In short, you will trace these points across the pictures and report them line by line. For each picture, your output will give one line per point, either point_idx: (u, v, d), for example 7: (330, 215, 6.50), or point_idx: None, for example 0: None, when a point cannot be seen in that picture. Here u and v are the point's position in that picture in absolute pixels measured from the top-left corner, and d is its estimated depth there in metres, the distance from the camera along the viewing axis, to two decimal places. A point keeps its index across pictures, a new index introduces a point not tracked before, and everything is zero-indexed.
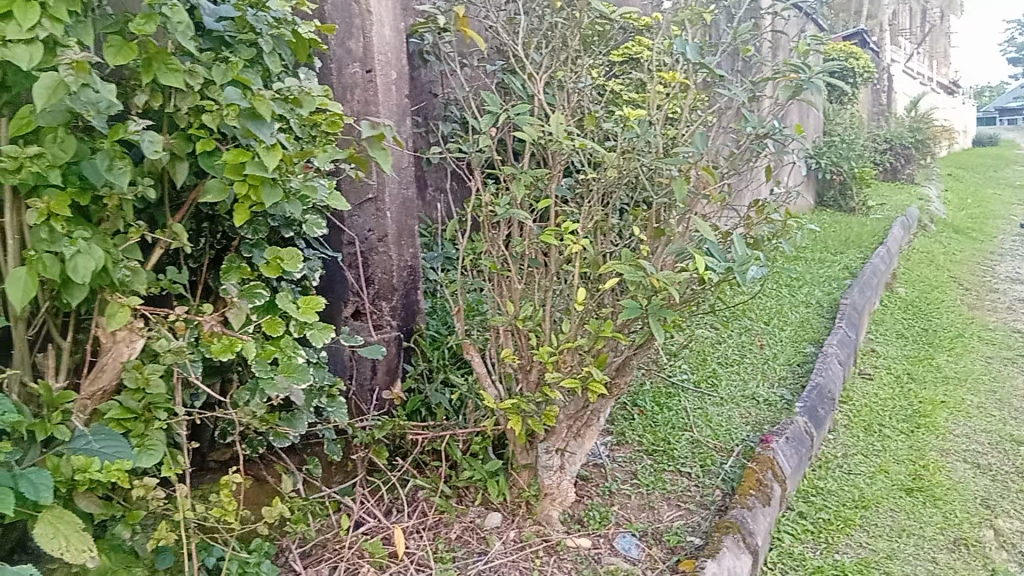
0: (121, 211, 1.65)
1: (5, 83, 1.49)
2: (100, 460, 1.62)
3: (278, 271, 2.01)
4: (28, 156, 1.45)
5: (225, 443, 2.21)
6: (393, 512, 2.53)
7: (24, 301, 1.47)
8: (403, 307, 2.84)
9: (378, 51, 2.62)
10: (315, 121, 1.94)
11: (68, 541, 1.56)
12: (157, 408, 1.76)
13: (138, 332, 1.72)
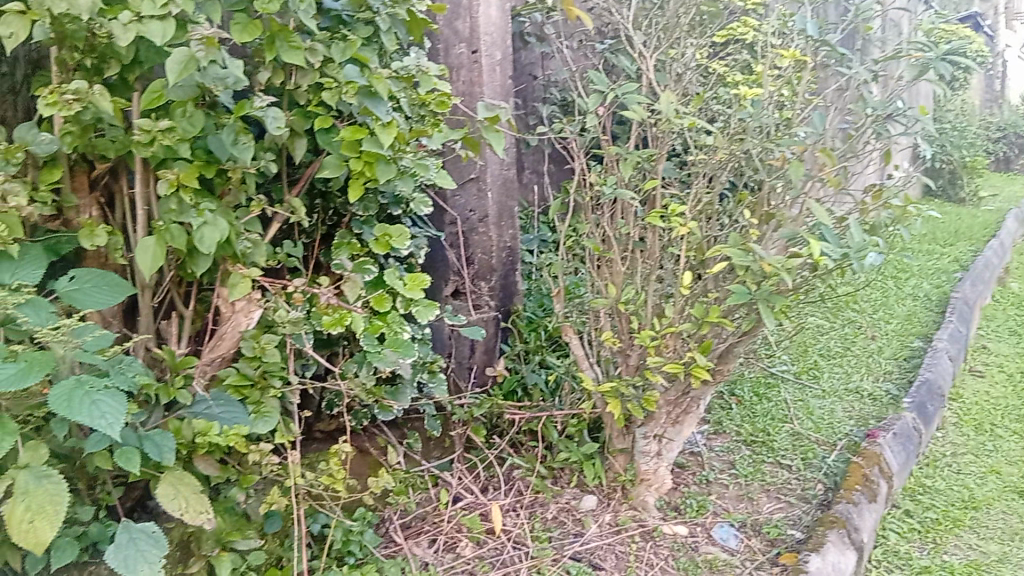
0: (244, 185, 1.70)
1: (138, 59, 1.55)
2: (220, 425, 1.69)
3: (387, 248, 2.04)
4: (160, 130, 1.51)
5: (331, 414, 2.27)
6: (490, 489, 2.55)
7: (154, 268, 1.53)
8: (500, 287, 2.86)
9: (484, 32, 2.62)
10: (425, 102, 1.92)
11: (187, 503, 1.62)
12: (272, 376, 1.84)
13: (255, 303, 1.78)
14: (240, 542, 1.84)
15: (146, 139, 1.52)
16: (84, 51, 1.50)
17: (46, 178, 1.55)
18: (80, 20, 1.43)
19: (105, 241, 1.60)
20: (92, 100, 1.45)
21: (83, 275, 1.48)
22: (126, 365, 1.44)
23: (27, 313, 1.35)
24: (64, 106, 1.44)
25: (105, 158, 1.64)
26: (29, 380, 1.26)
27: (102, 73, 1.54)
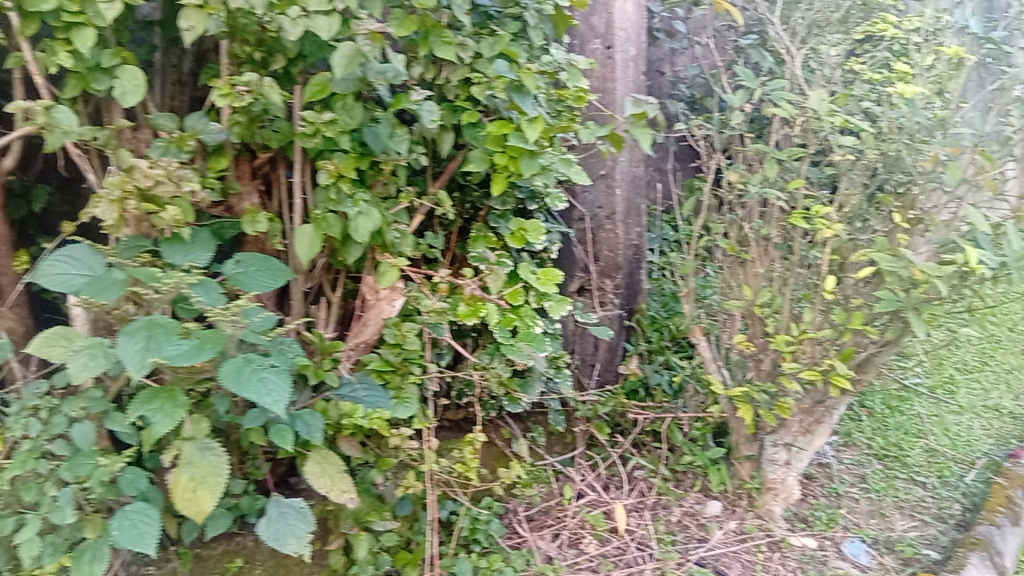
0: (394, 177, 1.76)
1: (302, 53, 1.60)
2: (364, 408, 1.77)
3: (522, 242, 2.06)
4: (323, 122, 1.55)
5: (460, 403, 2.31)
6: (612, 488, 2.54)
7: (311, 254, 1.60)
8: (626, 285, 2.82)
9: (619, 27, 2.59)
10: (562, 97, 1.92)
11: (333, 481, 1.69)
12: (412, 362, 1.90)
13: (399, 291, 1.86)
14: (376, 523, 1.88)
15: (310, 131, 1.56)
16: (253, 44, 1.57)
17: (215, 165, 1.63)
18: (252, 14, 1.48)
19: (265, 228, 1.67)
20: (261, 91, 1.51)
21: (248, 259, 1.56)
22: (286, 347, 1.49)
23: (201, 292, 1.43)
24: (236, 97, 1.50)
25: (267, 146, 1.71)
26: (201, 357, 1.33)
27: (268, 65, 1.60)
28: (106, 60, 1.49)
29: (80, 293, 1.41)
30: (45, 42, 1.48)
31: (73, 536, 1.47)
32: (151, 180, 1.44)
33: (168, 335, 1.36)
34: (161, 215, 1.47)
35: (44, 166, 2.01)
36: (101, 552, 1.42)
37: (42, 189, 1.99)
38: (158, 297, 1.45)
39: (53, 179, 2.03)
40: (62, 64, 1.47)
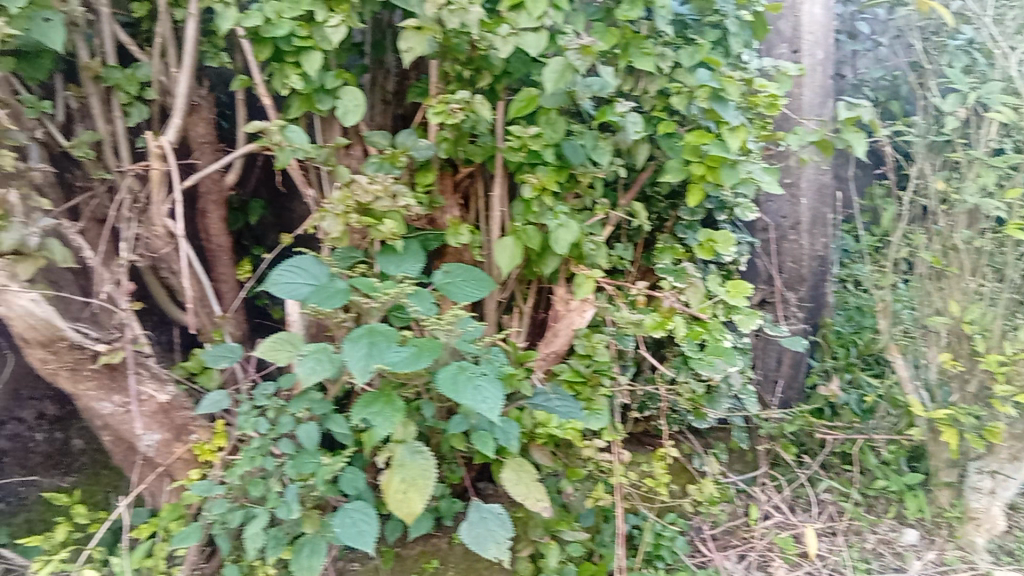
0: (592, 189, 1.76)
1: (508, 70, 1.64)
2: (558, 418, 1.77)
3: (711, 254, 1.94)
4: (530, 136, 1.57)
5: (644, 418, 2.26)
6: (799, 510, 2.44)
7: (511, 265, 1.64)
8: (811, 297, 2.64)
9: (807, 31, 2.47)
10: (754, 104, 1.78)
11: (528, 489, 1.71)
12: (603, 374, 1.88)
13: (589, 301, 1.83)
14: (567, 532, 1.88)
15: (518, 145, 1.59)
16: (463, 63, 1.62)
17: (421, 180, 1.71)
18: (464, 34, 1.53)
19: (468, 239, 1.72)
20: (473, 108, 1.56)
21: (455, 270, 1.62)
22: (494, 356, 1.53)
23: (416, 301, 1.49)
24: (449, 114, 1.56)
25: (469, 161, 1.77)
26: (419, 365, 1.40)
27: (476, 82, 1.65)
28: (330, 81, 1.57)
29: (306, 302, 1.50)
30: (276, 66, 1.58)
31: (293, 531, 1.56)
32: (371, 196, 1.52)
33: (388, 343, 1.44)
34: (379, 228, 1.55)
35: (259, 181, 2.16)
36: (319, 548, 1.50)
37: (257, 202, 2.14)
38: (377, 306, 1.54)
39: (266, 193, 2.18)
40: (290, 86, 1.57)
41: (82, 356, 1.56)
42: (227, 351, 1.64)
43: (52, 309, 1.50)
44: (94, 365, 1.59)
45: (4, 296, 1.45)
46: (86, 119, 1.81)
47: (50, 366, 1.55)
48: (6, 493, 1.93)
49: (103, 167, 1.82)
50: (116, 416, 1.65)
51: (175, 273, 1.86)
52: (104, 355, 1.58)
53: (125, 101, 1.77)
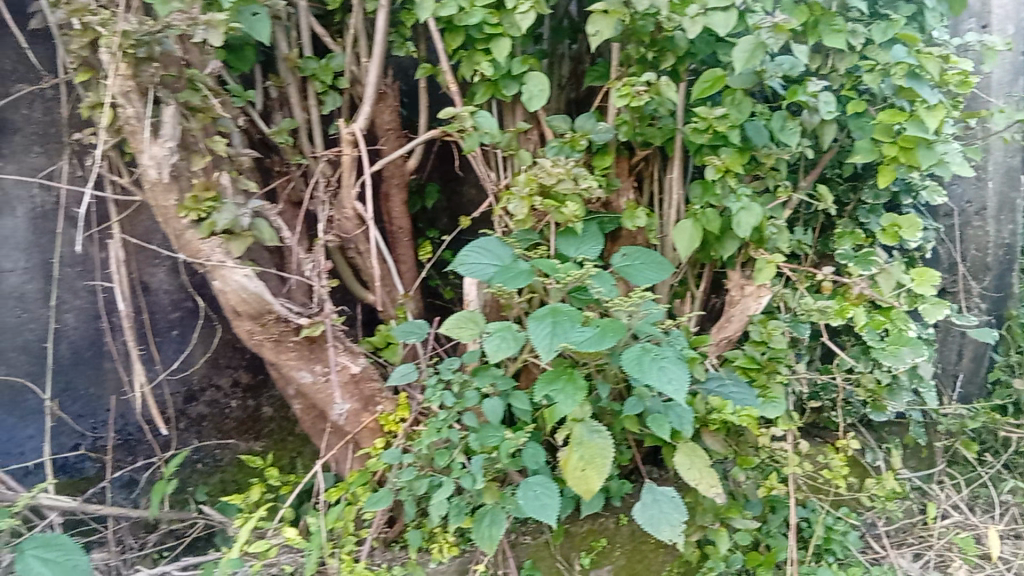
0: (775, 171, 1.72)
1: (692, 51, 1.63)
2: (734, 405, 1.75)
3: (896, 240, 1.85)
4: (715, 117, 1.57)
5: (813, 408, 2.18)
6: (981, 511, 2.30)
7: (691, 250, 1.65)
8: (995, 286, 2.44)
9: (998, 4, 2.21)
10: (945, 83, 1.64)
11: (702, 474, 1.70)
12: (780, 361, 1.84)
13: (764, 287, 1.80)
14: (737, 520, 1.84)
15: (703, 126, 1.60)
16: (646, 44, 1.62)
17: (599, 164, 1.72)
18: (651, 16, 1.53)
19: (644, 222, 1.72)
20: (659, 90, 1.57)
21: (633, 253, 1.62)
22: (676, 340, 1.52)
23: (598, 282, 1.52)
24: (635, 96, 1.57)
25: (647, 145, 1.77)
26: (605, 345, 1.42)
27: (658, 64, 1.65)
28: (516, 67, 1.61)
29: (492, 282, 1.55)
30: (466, 53, 1.63)
31: (476, 500, 1.63)
32: (554, 178, 1.56)
33: (573, 322, 1.46)
34: (561, 210, 1.57)
35: (435, 166, 2.24)
36: (499, 519, 1.56)
37: (432, 186, 2.22)
38: (560, 287, 1.56)
39: (441, 177, 2.26)
40: (479, 71, 1.62)
41: (286, 329, 1.67)
42: (415, 326, 1.71)
43: (263, 286, 1.63)
44: (297, 338, 1.70)
45: (222, 272, 1.60)
46: (283, 107, 1.93)
47: (256, 337, 1.68)
48: (205, 454, 2.12)
49: (299, 152, 1.93)
50: (315, 384, 1.77)
51: (361, 253, 1.97)
52: (305, 329, 1.68)
53: (320, 89, 1.88)
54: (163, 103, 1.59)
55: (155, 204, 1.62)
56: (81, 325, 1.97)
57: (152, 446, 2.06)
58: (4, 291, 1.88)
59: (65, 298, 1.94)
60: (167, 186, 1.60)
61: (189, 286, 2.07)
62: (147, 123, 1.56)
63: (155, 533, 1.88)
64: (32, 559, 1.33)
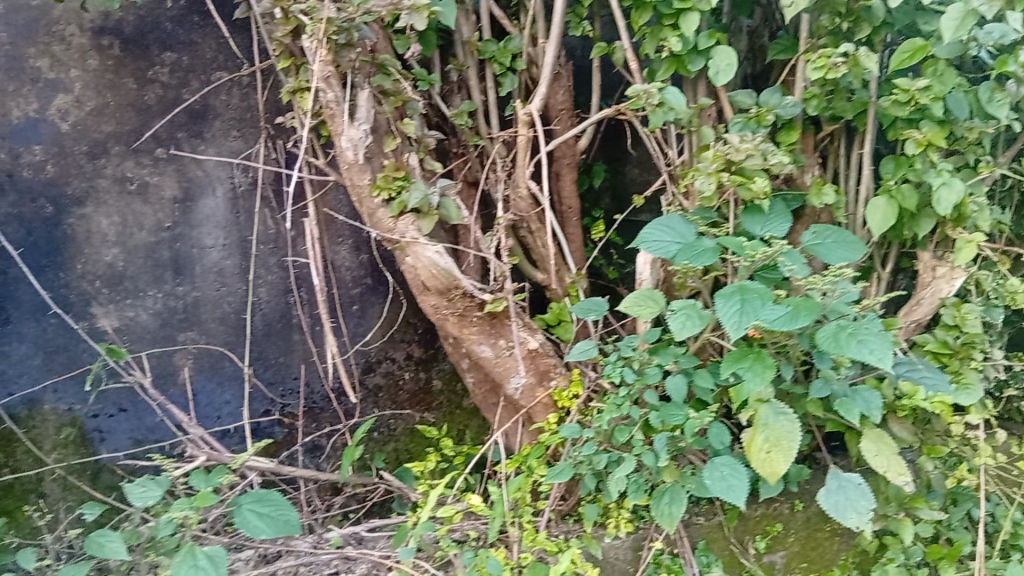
0: (977, 145, 1.64)
1: (889, 21, 1.60)
2: (925, 391, 1.68)
3: None
4: (919, 88, 1.52)
5: (1003, 397, 2.06)
6: None
7: (883, 228, 1.61)
8: None
9: None
10: None
11: (890, 462, 1.64)
12: (976, 347, 1.73)
13: (959, 268, 1.73)
14: (924, 512, 1.75)
15: (904, 98, 1.55)
16: (842, 14, 1.60)
17: (785, 139, 1.68)
18: None
19: (832, 199, 1.67)
20: (857, 61, 1.53)
21: (825, 230, 1.58)
22: (872, 322, 1.47)
23: (789, 259, 1.50)
24: (831, 68, 1.54)
25: (835, 119, 1.72)
26: (799, 324, 1.39)
27: (853, 35, 1.62)
28: (704, 42, 1.60)
29: (676, 260, 1.55)
30: (652, 29, 1.63)
31: (654, 478, 1.64)
32: (742, 154, 1.54)
33: (762, 300, 1.43)
34: (750, 186, 1.56)
35: (604, 145, 2.24)
36: (679, 497, 1.57)
37: (600, 165, 2.22)
38: (747, 265, 1.54)
39: (608, 156, 2.26)
40: (667, 47, 1.61)
41: (471, 303, 1.74)
42: (593, 304, 1.72)
43: (452, 262, 1.70)
44: (480, 313, 1.76)
45: (415, 249, 1.69)
46: (462, 90, 1.99)
47: (442, 311, 1.76)
48: (380, 422, 2.24)
49: (477, 133, 1.99)
50: (496, 358, 1.82)
51: (535, 232, 1.99)
52: (489, 304, 1.73)
53: (499, 71, 1.93)
54: (358, 88, 1.69)
55: (351, 183, 1.73)
56: (273, 299, 2.09)
57: (336, 413, 2.18)
58: (206, 267, 2.03)
59: (260, 273, 2.08)
60: (362, 167, 1.70)
61: (370, 262, 2.16)
62: (346, 107, 1.67)
63: (341, 497, 2.01)
64: (248, 512, 1.43)
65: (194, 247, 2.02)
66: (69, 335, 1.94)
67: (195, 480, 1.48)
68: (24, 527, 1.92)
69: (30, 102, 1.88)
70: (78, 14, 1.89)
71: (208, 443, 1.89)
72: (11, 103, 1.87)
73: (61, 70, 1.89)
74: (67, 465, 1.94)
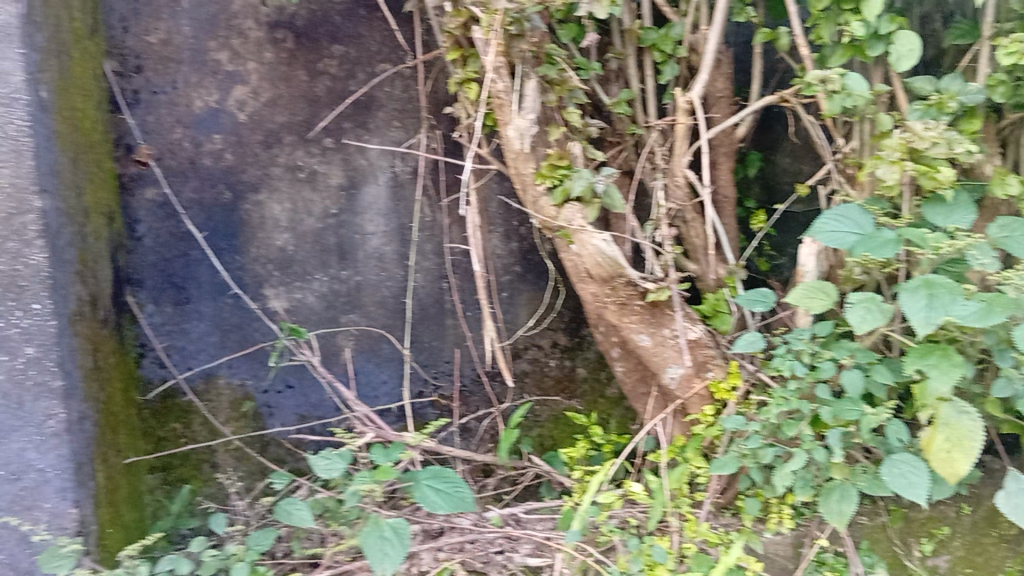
0: None
1: None
2: None
3: None
4: None
5: None
6: None
7: None
8: None
9: None
10: None
11: None
12: None
13: None
14: None
15: None
16: None
17: (967, 127, 1.61)
18: None
19: (1018, 190, 1.60)
20: None
21: (1013, 223, 1.50)
22: None
23: (979, 252, 1.45)
24: None
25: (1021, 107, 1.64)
26: (993, 321, 1.35)
27: None
28: (885, 26, 1.57)
29: (853, 251, 1.52)
30: (829, 14, 1.62)
31: (822, 474, 1.62)
32: (926, 142, 1.50)
33: (952, 296, 1.38)
34: (935, 176, 1.51)
35: (756, 134, 2.20)
36: (850, 494, 1.53)
37: (754, 154, 2.18)
38: (931, 257, 1.49)
39: (761, 145, 2.21)
40: (847, 32, 1.59)
41: (633, 292, 1.75)
42: (759, 295, 1.70)
43: (618, 251, 1.72)
44: (641, 302, 1.76)
45: (580, 237, 1.72)
46: (620, 79, 1.99)
47: (602, 299, 1.79)
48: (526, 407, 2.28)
49: (635, 122, 1.98)
50: (653, 348, 1.81)
51: (690, 223, 1.93)
52: (652, 293, 1.73)
53: (659, 59, 1.93)
54: (527, 77, 1.71)
55: (516, 172, 1.77)
56: (428, 284, 2.16)
57: (485, 396, 2.23)
58: (368, 253, 2.11)
59: (418, 260, 2.14)
60: (527, 156, 1.74)
61: (520, 250, 2.19)
62: (514, 97, 1.70)
63: (494, 479, 2.06)
64: (427, 487, 1.52)
65: (358, 234, 2.09)
66: (243, 314, 2.06)
67: (377, 455, 1.58)
68: (209, 491, 2.04)
69: (211, 93, 1.98)
70: (255, 9, 1.98)
71: (373, 421, 1.98)
72: (193, 95, 1.98)
73: (239, 63, 1.99)
74: (241, 436, 2.05)
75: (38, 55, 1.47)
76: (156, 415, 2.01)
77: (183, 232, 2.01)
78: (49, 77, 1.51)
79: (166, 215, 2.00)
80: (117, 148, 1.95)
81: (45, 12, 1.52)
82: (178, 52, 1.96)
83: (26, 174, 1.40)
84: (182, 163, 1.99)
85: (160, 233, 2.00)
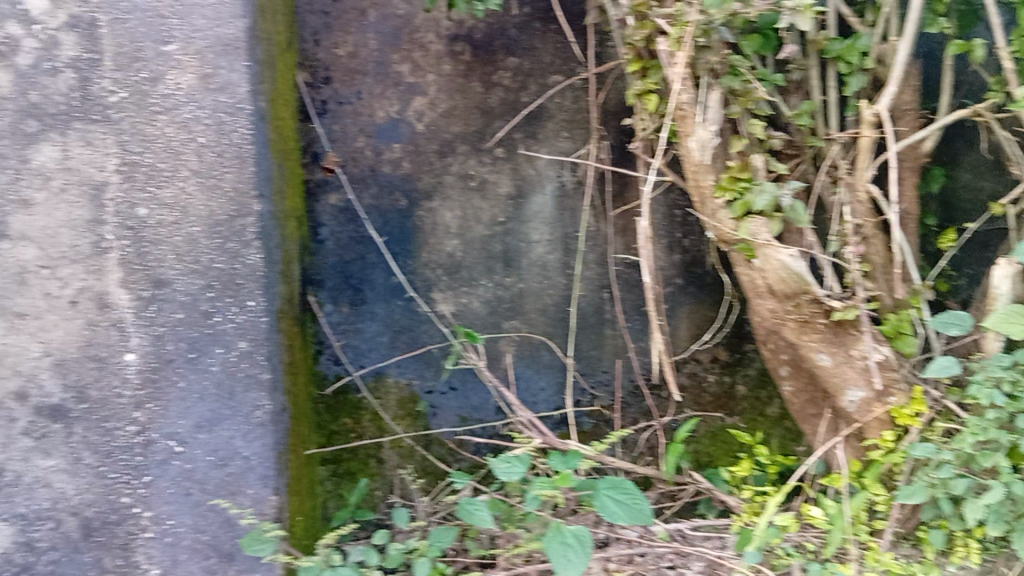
0: None
1: None
2: None
3: None
4: None
5: None
6: None
7: None
8: None
9: None
10: None
11: None
12: None
13: None
14: None
15: None
16: None
17: None
18: None
19: None
20: None
21: None
22: None
23: None
24: None
25: None
26: None
27: None
28: None
29: None
30: None
31: (1020, 509, 1.52)
32: None
33: None
34: None
35: (939, 147, 2.10)
36: None
37: (938, 168, 2.08)
38: None
39: (944, 159, 2.11)
40: None
41: (817, 310, 1.70)
42: (956, 317, 1.62)
43: (805, 267, 1.67)
44: (825, 320, 1.71)
45: (766, 251, 1.68)
46: (800, 89, 1.93)
47: (782, 315, 1.74)
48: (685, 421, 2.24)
49: (815, 133, 1.92)
50: (834, 368, 1.75)
51: (869, 240, 1.84)
52: (837, 311, 1.69)
53: (846, 71, 1.85)
54: (711, 89, 1.70)
55: (695, 183, 1.76)
56: (590, 294, 2.17)
57: (643, 408, 2.21)
58: (532, 260, 2.14)
59: (582, 269, 2.16)
60: (707, 168, 1.72)
61: (682, 262, 2.18)
62: (699, 108, 1.69)
63: (654, 492, 2.05)
64: (606, 498, 1.52)
65: (523, 242, 2.13)
66: (414, 316, 2.12)
67: (556, 462, 1.60)
68: (384, 482, 2.11)
69: (393, 104, 2.07)
70: (437, 23, 2.06)
71: (537, 427, 1.98)
72: (377, 105, 2.07)
73: (420, 75, 2.07)
74: (412, 434, 2.11)
75: (258, 68, 1.59)
76: (330, 409, 2.09)
77: (362, 236, 2.09)
78: (265, 88, 1.63)
79: (347, 219, 2.09)
80: (306, 155, 2.06)
81: (263, 27, 1.63)
82: (365, 65, 2.06)
83: (246, 179, 1.54)
84: (364, 170, 2.08)
85: (341, 236, 2.09)
